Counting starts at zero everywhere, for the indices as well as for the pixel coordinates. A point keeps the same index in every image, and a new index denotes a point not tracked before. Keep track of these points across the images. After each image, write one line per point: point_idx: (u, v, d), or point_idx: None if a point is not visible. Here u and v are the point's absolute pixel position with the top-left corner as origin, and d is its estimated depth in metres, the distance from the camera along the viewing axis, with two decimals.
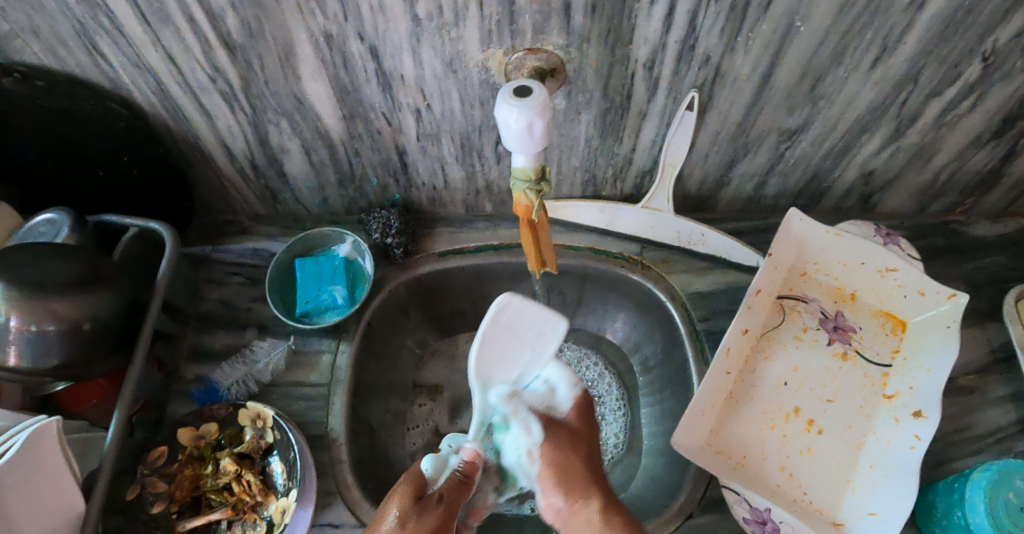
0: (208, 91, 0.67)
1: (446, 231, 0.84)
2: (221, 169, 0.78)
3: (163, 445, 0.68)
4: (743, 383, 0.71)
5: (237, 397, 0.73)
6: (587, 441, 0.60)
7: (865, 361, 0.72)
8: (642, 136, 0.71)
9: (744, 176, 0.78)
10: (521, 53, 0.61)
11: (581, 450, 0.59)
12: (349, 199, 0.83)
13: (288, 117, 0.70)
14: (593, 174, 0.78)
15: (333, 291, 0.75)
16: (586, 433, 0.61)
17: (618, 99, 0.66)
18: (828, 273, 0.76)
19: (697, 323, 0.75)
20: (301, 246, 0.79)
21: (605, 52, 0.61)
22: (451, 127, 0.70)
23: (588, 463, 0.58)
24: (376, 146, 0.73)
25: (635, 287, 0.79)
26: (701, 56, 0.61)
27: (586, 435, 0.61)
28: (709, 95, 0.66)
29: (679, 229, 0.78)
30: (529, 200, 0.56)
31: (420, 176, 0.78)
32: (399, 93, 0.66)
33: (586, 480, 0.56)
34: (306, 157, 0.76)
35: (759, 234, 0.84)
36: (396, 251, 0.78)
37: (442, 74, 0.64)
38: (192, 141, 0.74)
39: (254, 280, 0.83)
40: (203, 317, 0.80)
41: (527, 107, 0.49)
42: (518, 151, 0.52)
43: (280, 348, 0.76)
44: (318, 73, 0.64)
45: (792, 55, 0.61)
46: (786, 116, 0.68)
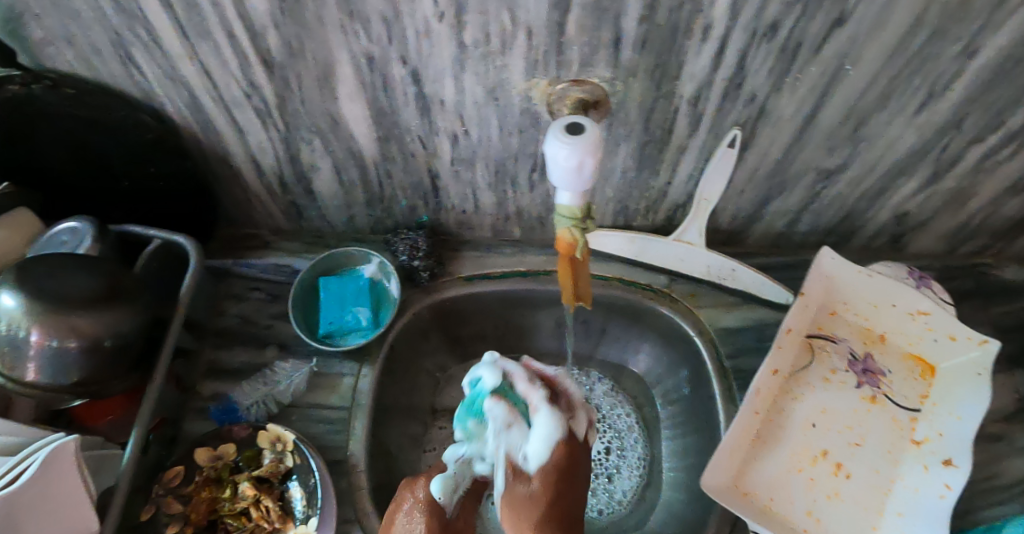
0: (242, 107, 0.66)
1: (472, 254, 0.83)
2: (248, 184, 0.77)
3: (179, 465, 0.66)
4: (771, 423, 0.70)
5: (256, 417, 0.71)
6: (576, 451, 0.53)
7: (893, 405, 0.72)
8: (679, 170, 0.71)
9: (777, 213, 0.77)
10: (564, 85, 0.61)
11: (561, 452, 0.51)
12: (377, 218, 0.82)
13: (322, 136, 0.68)
14: (625, 205, 0.78)
15: (359, 313, 0.74)
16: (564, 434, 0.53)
17: (658, 132, 0.66)
18: (857, 314, 0.76)
19: (725, 360, 0.74)
20: (326, 263, 0.78)
21: (650, 87, 0.61)
22: (486, 153, 0.69)
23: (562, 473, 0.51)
24: (408, 168, 0.72)
25: (662, 319, 0.79)
26: (747, 95, 0.61)
27: (548, 490, 0.50)
28: (751, 132, 0.65)
29: (709, 263, 0.77)
30: (573, 237, 0.54)
31: (451, 200, 0.77)
32: (437, 118, 0.65)
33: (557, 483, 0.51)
34: (337, 176, 0.75)
35: (785, 270, 0.83)
36: (422, 273, 0.78)
37: (483, 101, 0.63)
38: (222, 155, 0.73)
39: (276, 297, 0.82)
40: (222, 333, 0.79)
41: (579, 145, 0.47)
42: (564, 188, 0.51)
43: (302, 370, 0.75)
44: (356, 94, 0.63)
45: (838, 98, 0.60)
46: (825, 156, 0.68)
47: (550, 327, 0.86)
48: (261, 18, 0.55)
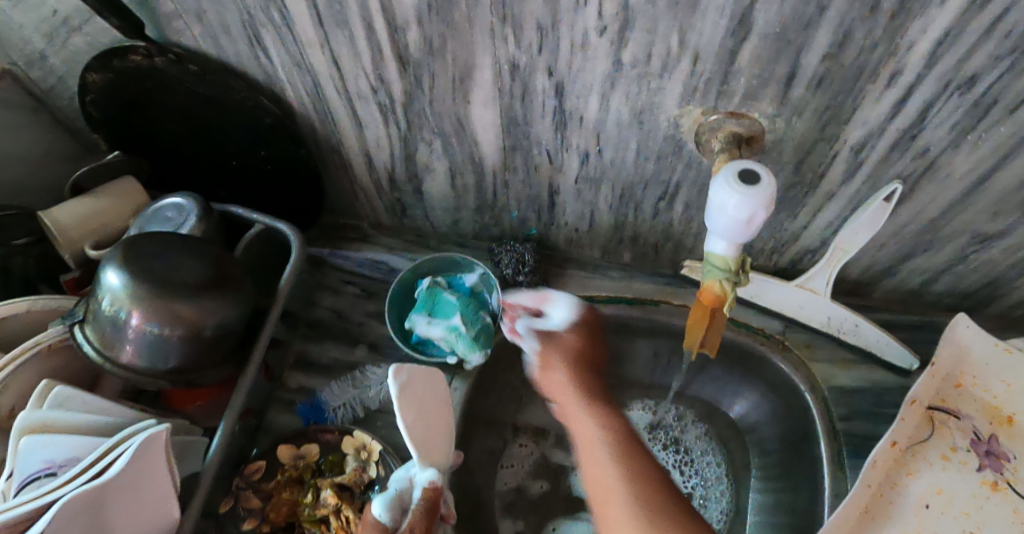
0: (365, 101, 0.63)
1: (577, 274, 0.79)
2: (358, 178, 0.74)
3: (262, 460, 0.65)
4: (881, 498, 0.64)
5: (343, 419, 0.69)
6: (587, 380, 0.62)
7: (1017, 495, 0.65)
8: (820, 216, 0.66)
9: (913, 271, 0.71)
10: (722, 115, 0.55)
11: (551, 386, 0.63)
12: (482, 225, 0.78)
13: (444, 138, 0.65)
14: (750, 243, 0.73)
15: (447, 296, 0.68)
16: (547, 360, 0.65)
17: (808, 176, 0.61)
18: (987, 389, 0.70)
19: (837, 421, 0.69)
20: (428, 268, 0.73)
21: (813, 128, 0.56)
22: (616, 175, 0.65)
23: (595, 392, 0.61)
24: (529, 181, 0.68)
25: (773, 369, 0.73)
26: (919, 148, 0.55)
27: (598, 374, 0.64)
28: (911, 187, 0.60)
29: (830, 315, 0.71)
30: (722, 290, 0.49)
31: (566, 217, 0.73)
32: (571, 134, 0.61)
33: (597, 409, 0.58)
34: (449, 180, 0.71)
35: (915, 333, 0.76)
36: (525, 289, 0.73)
37: (627, 122, 0.58)
38: (333, 145, 0.70)
39: (370, 293, 0.79)
40: (313, 324, 0.76)
41: (754, 197, 0.43)
42: (721, 237, 0.47)
43: (391, 378, 0.71)
44: (489, 101, 0.59)
45: (1021, 163, 0.54)
46: (986, 221, 0.61)
47: (646, 358, 0.82)
48: (407, 14, 0.51)
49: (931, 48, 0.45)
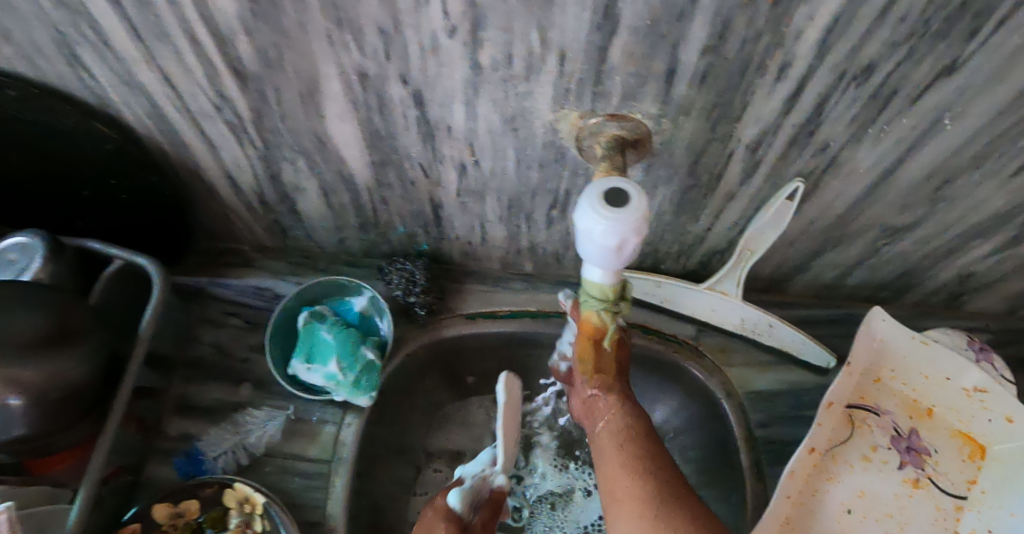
0: (212, 120, 0.55)
1: (477, 288, 0.72)
2: (226, 201, 0.67)
3: (134, 523, 0.58)
4: (803, 507, 0.61)
5: (224, 470, 0.62)
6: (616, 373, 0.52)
7: (939, 491, 0.64)
8: (723, 216, 0.61)
9: (826, 266, 0.68)
10: (601, 118, 0.50)
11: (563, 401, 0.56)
12: (370, 243, 0.71)
13: (307, 156, 0.58)
14: (655, 247, 0.68)
15: (325, 336, 0.60)
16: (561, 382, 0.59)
17: (705, 177, 0.56)
18: (905, 382, 0.68)
19: (755, 428, 0.65)
20: (311, 294, 0.66)
21: (704, 127, 0.50)
22: (499, 186, 0.59)
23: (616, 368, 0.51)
24: (407, 195, 0.62)
25: (687, 376, 0.69)
26: (820, 143, 0.51)
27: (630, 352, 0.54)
28: (815, 184, 0.56)
29: (744, 316, 0.66)
30: (600, 321, 0.44)
31: (456, 231, 0.67)
32: (441, 145, 0.54)
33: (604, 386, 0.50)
34: (324, 200, 0.64)
35: (830, 326, 0.74)
36: (418, 311, 0.67)
37: (499, 131, 0.52)
38: (192, 168, 0.62)
39: (254, 325, 0.72)
40: (192, 364, 0.69)
41: (622, 221, 0.38)
42: (596, 265, 0.41)
43: (276, 419, 0.65)
44: (346, 115, 0.52)
45: (928, 154, 0.50)
46: (896, 214, 0.58)
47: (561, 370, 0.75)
48: (231, 24, 0.43)
49: (821, 36, 0.40)
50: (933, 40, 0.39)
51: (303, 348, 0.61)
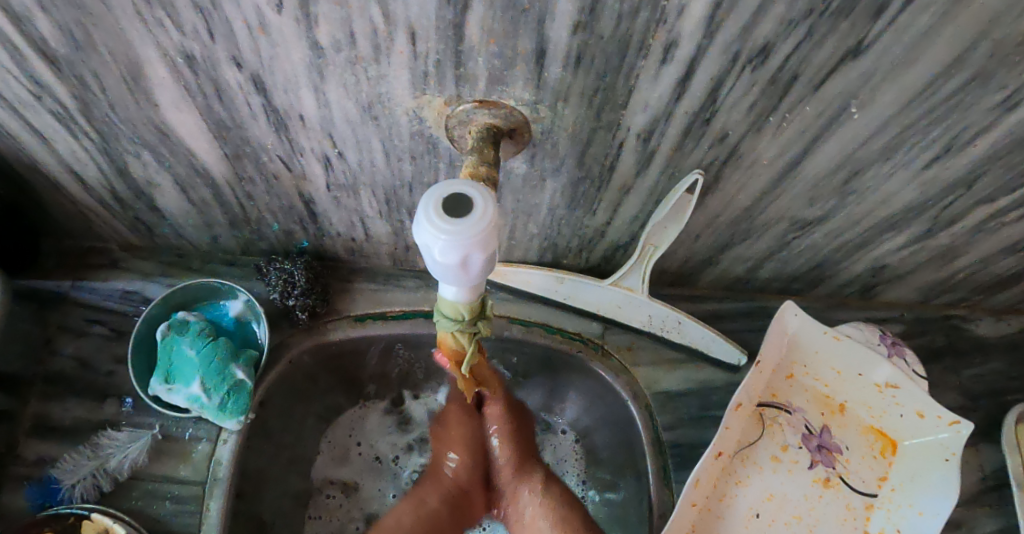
0: (34, 109, 0.47)
1: (365, 287, 0.67)
2: (77, 197, 0.59)
3: None
4: (709, 514, 0.59)
5: (83, 499, 0.56)
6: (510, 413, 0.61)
7: (849, 490, 0.62)
8: (622, 210, 0.57)
9: (736, 259, 0.65)
10: (469, 105, 0.44)
11: (450, 489, 0.59)
12: (246, 240, 0.65)
13: (152, 149, 0.51)
14: (554, 241, 0.63)
15: (186, 351, 0.56)
16: (413, 499, 0.58)
17: (596, 169, 0.51)
18: (817, 378, 0.66)
19: (662, 431, 0.62)
20: (180, 297, 0.61)
21: (586, 115, 0.45)
22: (370, 180, 0.53)
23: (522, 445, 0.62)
24: (272, 190, 0.55)
25: (594, 376, 0.66)
26: (717, 132, 0.46)
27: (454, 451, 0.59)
28: (715, 176, 0.52)
29: (650, 313, 0.62)
30: (457, 342, 0.39)
31: (334, 227, 0.61)
32: (297, 136, 0.48)
33: (524, 473, 0.61)
34: (184, 195, 0.58)
35: (742, 319, 0.70)
36: (299, 315, 0.61)
37: (358, 120, 0.46)
38: (30, 164, 0.55)
39: (120, 333, 0.64)
40: (53, 379, 0.61)
41: (461, 233, 0.32)
42: (447, 282, 0.35)
43: (140, 439, 0.59)
44: (182, 102, 0.46)
45: (836, 143, 0.47)
46: (804, 207, 0.55)
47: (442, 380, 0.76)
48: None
49: (708, 11, 0.34)
50: (833, 18, 0.34)
51: (165, 365, 0.57)
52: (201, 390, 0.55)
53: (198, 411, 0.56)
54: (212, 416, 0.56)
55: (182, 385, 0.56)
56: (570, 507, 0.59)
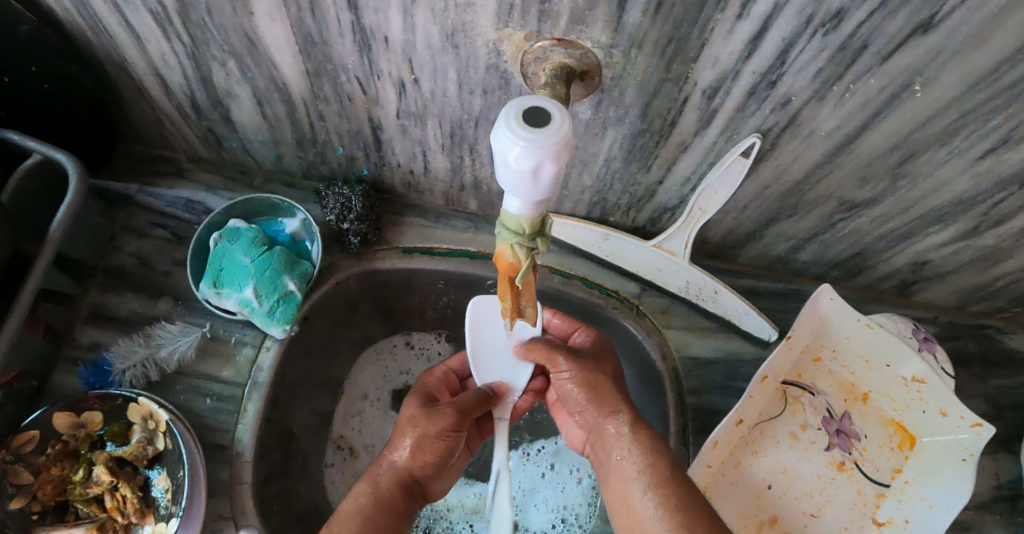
0: (134, 8, 0.50)
1: (416, 222, 0.69)
2: (156, 102, 0.63)
3: (34, 429, 0.55)
4: (722, 478, 0.61)
5: (131, 383, 0.60)
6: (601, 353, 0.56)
7: (862, 476, 0.63)
8: (675, 169, 0.59)
9: (779, 236, 0.66)
10: (546, 43, 0.45)
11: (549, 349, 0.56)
12: (308, 163, 0.68)
13: (237, 59, 0.54)
14: (603, 197, 0.65)
15: (240, 258, 0.59)
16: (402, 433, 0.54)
17: (657, 123, 0.53)
18: (843, 364, 0.67)
19: (686, 394, 0.64)
20: (244, 209, 0.64)
21: (656, 65, 0.46)
22: (440, 110, 0.55)
23: (619, 388, 0.52)
24: (344, 113, 0.58)
25: (624, 334, 0.68)
26: (780, 97, 0.47)
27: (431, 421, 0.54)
28: (771, 143, 0.53)
29: (689, 279, 0.64)
30: (514, 257, 0.41)
31: (396, 157, 0.64)
32: (378, 58, 0.50)
33: (603, 398, 0.51)
34: (258, 109, 0.61)
35: (776, 300, 0.72)
36: (352, 240, 0.64)
37: (440, 47, 0.48)
38: (120, 63, 0.58)
39: (180, 238, 0.68)
40: (113, 273, 0.65)
41: (539, 141, 0.33)
42: (513, 193, 0.36)
43: (190, 335, 0.62)
44: (276, 14, 0.47)
45: (895, 122, 0.47)
46: (854, 186, 0.56)
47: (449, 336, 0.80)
48: None
49: None
50: None
51: (217, 267, 0.59)
52: (252, 293, 0.58)
53: (249, 316, 0.59)
54: (261, 321, 0.59)
55: (232, 290, 0.59)
56: (661, 453, 0.46)
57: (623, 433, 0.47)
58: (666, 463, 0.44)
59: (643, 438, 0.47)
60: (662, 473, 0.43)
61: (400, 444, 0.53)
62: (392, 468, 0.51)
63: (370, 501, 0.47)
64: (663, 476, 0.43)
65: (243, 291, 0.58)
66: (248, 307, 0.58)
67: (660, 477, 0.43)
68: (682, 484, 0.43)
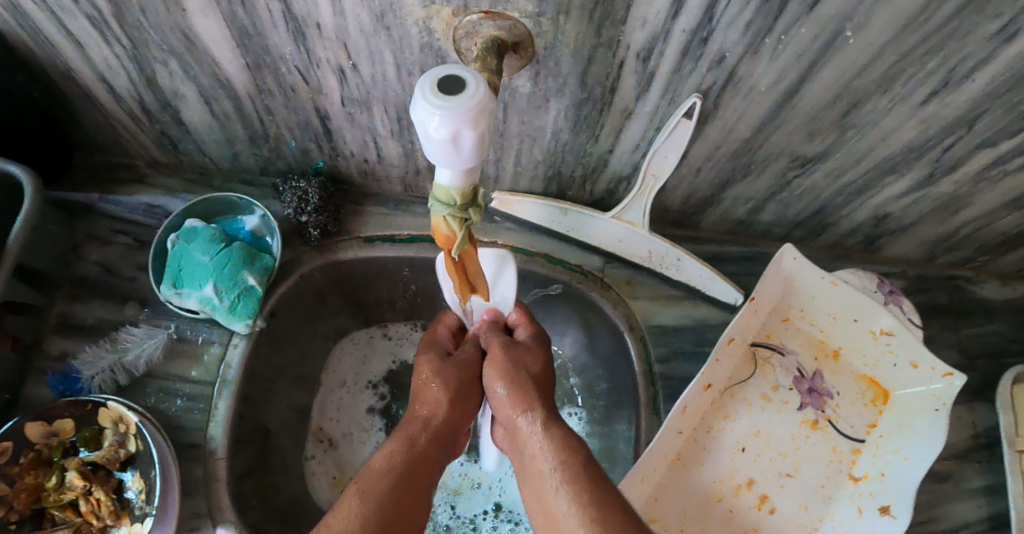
0: (69, 13, 0.50)
1: (376, 211, 0.70)
2: (108, 108, 0.63)
3: (6, 440, 0.56)
4: (695, 443, 0.61)
5: (101, 388, 0.60)
6: (527, 351, 0.54)
7: (837, 433, 0.63)
8: (624, 137, 0.59)
9: (738, 199, 0.66)
10: (475, 17, 0.45)
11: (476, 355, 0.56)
12: (265, 159, 0.68)
13: (178, 57, 0.54)
14: (559, 171, 0.65)
15: (199, 257, 0.59)
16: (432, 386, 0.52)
17: (598, 91, 0.53)
18: (812, 323, 0.67)
19: (655, 363, 0.64)
20: (203, 209, 0.65)
21: (586, 31, 0.45)
22: (383, 95, 0.55)
23: (538, 385, 0.51)
24: (291, 104, 0.58)
25: (591, 307, 0.68)
26: (713, 54, 0.47)
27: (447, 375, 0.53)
28: (713, 103, 0.52)
29: (651, 249, 0.64)
30: (449, 229, 0.41)
31: (348, 146, 0.64)
32: (313, 46, 0.50)
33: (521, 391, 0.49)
34: (208, 108, 0.61)
35: (743, 263, 0.72)
36: (311, 232, 0.64)
37: (371, 29, 0.47)
38: (67, 71, 0.58)
39: (144, 243, 0.69)
40: (79, 282, 0.66)
41: (455, 108, 0.33)
42: (441, 164, 0.36)
43: (157, 337, 0.63)
44: (207, 8, 0.47)
45: (831, 72, 0.47)
46: (803, 141, 0.56)
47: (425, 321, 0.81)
48: None
49: None
50: None
51: (177, 268, 0.60)
52: (212, 290, 0.58)
53: (212, 313, 0.59)
54: (225, 318, 0.59)
55: (193, 289, 0.59)
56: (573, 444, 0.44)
57: (537, 431, 0.45)
58: (575, 452, 0.43)
59: (555, 432, 0.45)
60: (570, 464, 0.41)
61: (437, 398, 0.51)
62: (426, 423, 0.50)
63: (407, 458, 0.46)
64: (572, 466, 0.41)
65: (204, 289, 0.59)
66: (211, 305, 0.59)
67: (568, 467, 0.41)
68: (591, 474, 0.41)
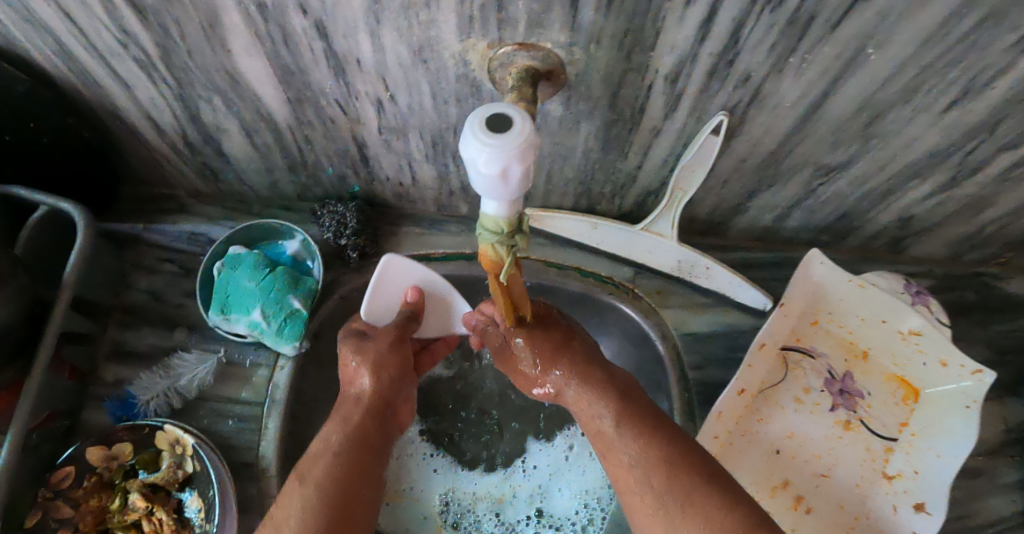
0: (120, 58, 0.52)
1: (412, 232, 0.73)
2: (151, 143, 0.66)
3: (70, 465, 0.58)
4: (731, 447, 0.63)
5: (156, 413, 0.63)
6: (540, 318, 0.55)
7: (869, 433, 0.65)
8: (651, 153, 0.60)
9: (763, 207, 0.67)
10: (509, 48, 0.47)
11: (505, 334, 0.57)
12: (302, 185, 0.71)
13: (221, 95, 0.56)
14: (587, 187, 0.67)
15: (246, 284, 0.62)
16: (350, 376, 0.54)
17: (627, 112, 0.54)
18: (841, 325, 0.68)
19: (688, 370, 0.66)
20: (245, 236, 0.67)
21: (617, 57, 0.47)
22: (419, 122, 0.58)
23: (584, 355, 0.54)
24: (329, 134, 0.61)
25: (622, 318, 0.70)
26: (740, 74, 0.48)
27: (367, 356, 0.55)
28: (740, 119, 0.54)
29: (680, 258, 0.66)
30: (497, 256, 0.43)
31: (383, 171, 0.66)
32: (353, 80, 0.52)
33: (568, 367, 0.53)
34: (248, 140, 0.63)
35: (770, 269, 0.74)
36: (351, 254, 0.67)
37: (410, 64, 0.49)
38: (113, 110, 0.60)
39: (188, 271, 0.71)
40: (129, 310, 0.68)
41: (503, 145, 0.34)
42: (489, 196, 0.38)
43: (207, 361, 0.65)
44: (252, 49, 0.49)
45: (856, 86, 0.48)
46: (828, 150, 0.57)
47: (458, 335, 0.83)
48: None
49: None
50: None
51: (224, 295, 0.62)
52: (261, 315, 0.61)
53: (262, 337, 0.62)
54: (274, 341, 0.62)
55: (242, 314, 0.61)
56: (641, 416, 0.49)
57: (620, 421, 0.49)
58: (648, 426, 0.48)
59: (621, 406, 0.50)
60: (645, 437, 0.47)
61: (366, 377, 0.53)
62: (364, 400, 0.52)
63: (342, 441, 0.48)
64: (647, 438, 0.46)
65: (252, 314, 0.61)
66: (259, 329, 0.61)
67: (644, 441, 0.46)
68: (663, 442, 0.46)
